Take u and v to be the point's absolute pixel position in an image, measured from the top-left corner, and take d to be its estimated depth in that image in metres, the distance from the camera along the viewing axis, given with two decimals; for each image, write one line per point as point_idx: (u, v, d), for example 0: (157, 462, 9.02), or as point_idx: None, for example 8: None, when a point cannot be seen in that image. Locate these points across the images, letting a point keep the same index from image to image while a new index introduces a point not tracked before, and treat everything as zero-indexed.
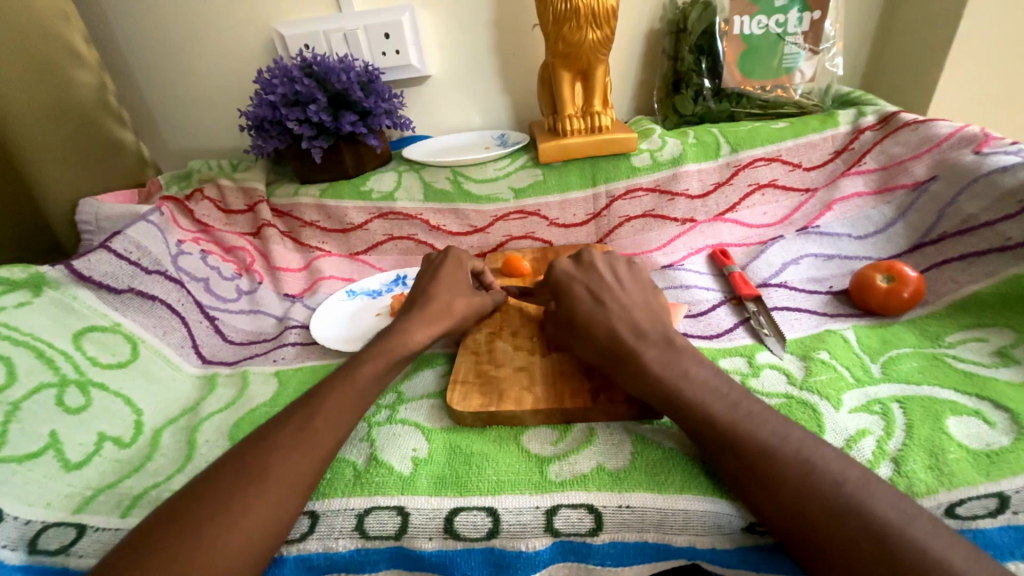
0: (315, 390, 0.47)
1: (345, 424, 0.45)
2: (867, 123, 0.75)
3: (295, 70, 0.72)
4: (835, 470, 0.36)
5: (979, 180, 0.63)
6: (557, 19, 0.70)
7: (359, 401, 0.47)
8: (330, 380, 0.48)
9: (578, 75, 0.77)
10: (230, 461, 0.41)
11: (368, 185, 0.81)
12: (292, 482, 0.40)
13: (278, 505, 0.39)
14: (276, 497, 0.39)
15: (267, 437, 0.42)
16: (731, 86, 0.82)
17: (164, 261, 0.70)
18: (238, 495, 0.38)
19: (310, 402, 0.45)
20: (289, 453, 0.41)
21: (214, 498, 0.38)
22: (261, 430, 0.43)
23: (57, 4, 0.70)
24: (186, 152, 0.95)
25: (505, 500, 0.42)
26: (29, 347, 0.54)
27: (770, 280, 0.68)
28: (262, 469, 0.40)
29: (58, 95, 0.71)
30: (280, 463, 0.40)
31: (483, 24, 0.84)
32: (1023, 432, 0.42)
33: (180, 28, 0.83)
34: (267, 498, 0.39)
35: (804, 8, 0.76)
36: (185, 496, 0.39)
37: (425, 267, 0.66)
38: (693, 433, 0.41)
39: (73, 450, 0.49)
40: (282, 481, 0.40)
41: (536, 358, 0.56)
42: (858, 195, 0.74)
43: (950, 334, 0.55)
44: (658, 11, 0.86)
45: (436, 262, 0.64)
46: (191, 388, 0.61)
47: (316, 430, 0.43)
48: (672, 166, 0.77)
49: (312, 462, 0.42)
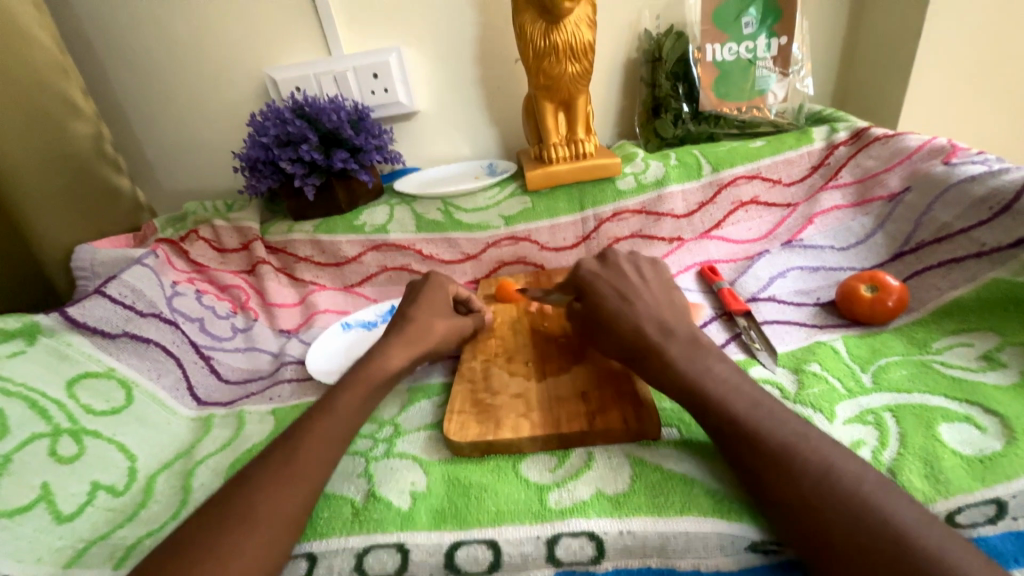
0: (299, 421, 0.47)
1: (331, 455, 0.45)
2: (840, 138, 0.78)
3: (287, 113, 0.74)
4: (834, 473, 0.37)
5: (950, 189, 0.65)
6: (537, 55, 0.73)
7: (342, 432, 0.47)
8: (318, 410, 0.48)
9: (560, 105, 0.80)
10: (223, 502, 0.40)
11: (360, 219, 0.82)
12: (285, 522, 0.40)
13: (267, 543, 0.38)
14: (265, 535, 0.38)
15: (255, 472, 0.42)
16: (708, 109, 0.85)
17: (159, 303, 0.70)
18: (230, 539, 0.38)
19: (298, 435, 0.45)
20: (280, 492, 0.41)
21: (204, 541, 0.38)
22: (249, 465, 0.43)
23: (56, 61, 0.73)
24: (182, 194, 0.97)
25: (506, 531, 0.42)
26: (23, 397, 0.53)
27: (759, 294, 0.69)
28: (253, 508, 0.39)
29: (58, 146, 0.73)
30: (265, 502, 0.40)
31: (467, 60, 0.88)
32: (1015, 436, 0.42)
33: (175, 76, 0.87)
34: (253, 538, 0.38)
35: (771, 35, 0.81)
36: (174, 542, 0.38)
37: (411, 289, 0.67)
38: None
39: (64, 501, 0.49)
40: (273, 519, 0.39)
41: (532, 384, 0.56)
42: (837, 208, 0.76)
43: (937, 340, 0.56)
44: (634, 42, 0.90)
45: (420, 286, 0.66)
46: (186, 431, 0.61)
47: (306, 464, 0.43)
48: (656, 188, 0.80)
49: (302, 495, 0.42)
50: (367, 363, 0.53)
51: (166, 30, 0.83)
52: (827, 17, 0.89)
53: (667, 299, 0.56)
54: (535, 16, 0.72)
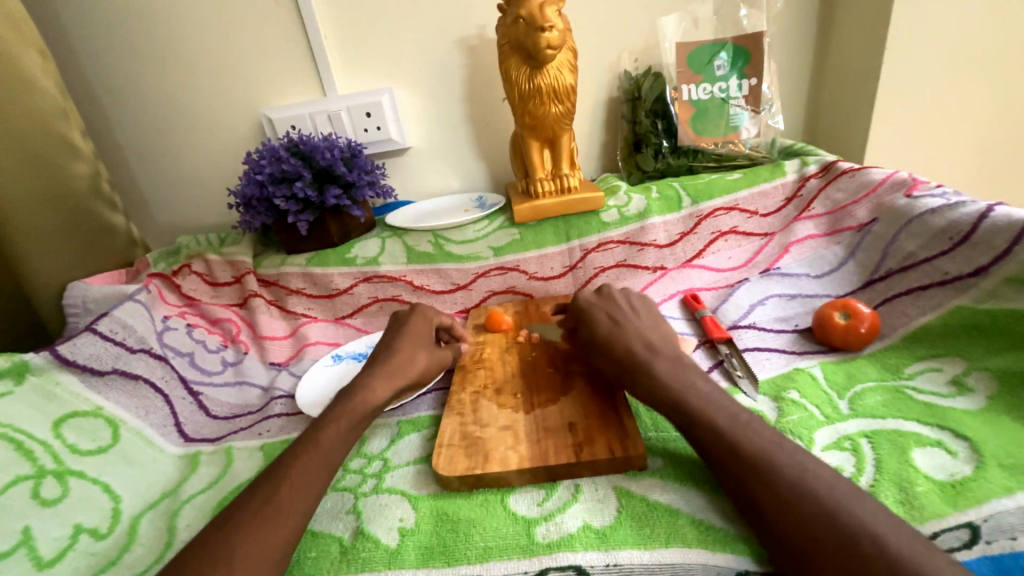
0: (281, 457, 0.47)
1: (316, 491, 0.45)
2: (810, 171, 0.82)
3: (282, 151, 0.77)
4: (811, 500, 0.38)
5: (914, 220, 0.69)
6: (523, 97, 0.77)
7: (324, 465, 0.47)
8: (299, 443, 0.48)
9: (546, 142, 0.84)
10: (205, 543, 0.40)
11: (352, 252, 0.84)
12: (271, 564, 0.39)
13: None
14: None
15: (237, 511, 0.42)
16: (686, 143, 0.89)
17: (149, 338, 0.70)
18: None
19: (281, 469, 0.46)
20: (263, 531, 0.41)
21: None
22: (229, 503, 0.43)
23: (58, 105, 0.76)
24: (175, 227, 0.98)
25: (494, 567, 0.42)
26: (8, 439, 0.53)
27: (739, 322, 0.71)
28: (236, 550, 0.39)
29: (55, 186, 0.75)
30: (247, 541, 0.40)
31: (457, 100, 0.92)
32: (983, 460, 0.44)
33: (174, 116, 0.90)
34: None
35: (741, 76, 0.86)
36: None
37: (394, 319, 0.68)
38: None
39: (46, 545, 0.48)
40: (256, 559, 0.39)
41: (520, 416, 0.57)
42: (811, 237, 0.80)
43: (909, 365, 0.58)
44: (614, 82, 0.95)
45: (403, 317, 0.67)
46: (172, 469, 0.60)
47: (290, 499, 0.43)
48: (639, 220, 0.83)
49: (286, 534, 0.41)
50: (352, 395, 0.54)
51: (167, 73, 0.87)
52: (793, 59, 0.95)
53: (654, 327, 0.58)
54: (519, 61, 0.76)
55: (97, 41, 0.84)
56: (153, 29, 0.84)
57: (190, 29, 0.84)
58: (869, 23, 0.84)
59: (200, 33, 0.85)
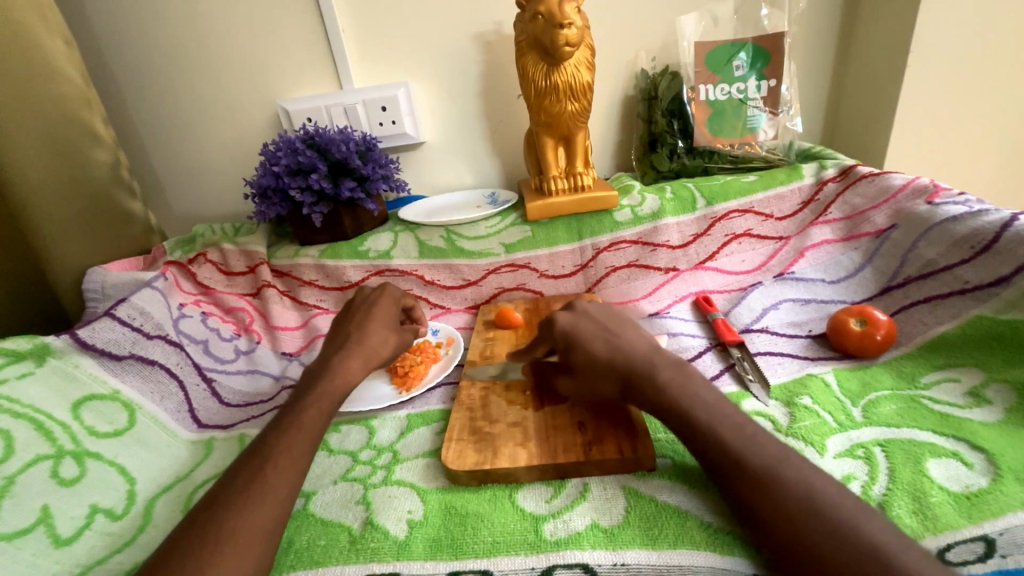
0: (287, 436, 0.46)
1: None
2: (829, 175, 0.80)
3: (298, 143, 0.77)
4: (826, 501, 0.38)
5: (934, 228, 0.68)
6: (539, 94, 0.77)
7: None
8: (307, 426, 0.48)
9: (560, 141, 0.83)
10: (214, 519, 0.40)
11: (365, 245, 0.84)
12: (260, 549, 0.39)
13: (257, 570, 0.38)
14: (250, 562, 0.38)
15: (241, 489, 0.42)
16: (703, 144, 0.88)
17: (165, 325, 0.71)
18: (216, 565, 0.37)
19: (287, 448, 0.45)
20: (271, 513, 0.41)
21: (191, 558, 0.37)
22: (231, 481, 0.43)
23: (81, 94, 0.77)
24: (191, 218, 1.00)
25: (501, 562, 0.42)
26: (29, 419, 0.54)
27: (751, 325, 0.70)
28: (242, 530, 0.39)
29: (76, 175, 0.76)
30: (252, 523, 0.40)
31: (473, 95, 0.92)
32: (1000, 473, 0.43)
33: (192, 107, 0.91)
34: (239, 558, 0.38)
35: (761, 77, 0.85)
36: (161, 559, 0.37)
37: (349, 306, 0.66)
38: (712, 472, 0.43)
39: (64, 524, 0.49)
40: (258, 542, 0.39)
41: (529, 413, 0.57)
42: (827, 242, 0.79)
43: (925, 375, 0.58)
44: (631, 80, 0.94)
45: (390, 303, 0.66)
46: (186, 454, 0.61)
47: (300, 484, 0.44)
48: (652, 220, 0.82)
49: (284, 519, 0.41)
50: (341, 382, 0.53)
51: (186, 65, 0.88)
52: (813, 62, 0.94)
53: None
54: (536, 58, 0.76)
55: (119, 31, 0.85)
56: (175, 21, 0.85)
57: (209, 20, 0.85)
58: (895, 26, 0.82)
59: (219, 25, 0.85)
